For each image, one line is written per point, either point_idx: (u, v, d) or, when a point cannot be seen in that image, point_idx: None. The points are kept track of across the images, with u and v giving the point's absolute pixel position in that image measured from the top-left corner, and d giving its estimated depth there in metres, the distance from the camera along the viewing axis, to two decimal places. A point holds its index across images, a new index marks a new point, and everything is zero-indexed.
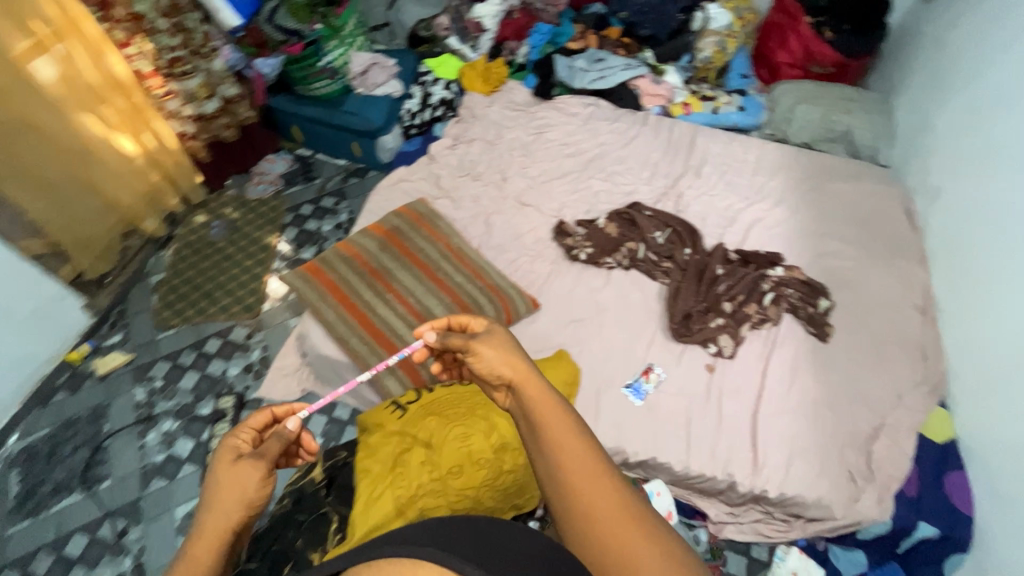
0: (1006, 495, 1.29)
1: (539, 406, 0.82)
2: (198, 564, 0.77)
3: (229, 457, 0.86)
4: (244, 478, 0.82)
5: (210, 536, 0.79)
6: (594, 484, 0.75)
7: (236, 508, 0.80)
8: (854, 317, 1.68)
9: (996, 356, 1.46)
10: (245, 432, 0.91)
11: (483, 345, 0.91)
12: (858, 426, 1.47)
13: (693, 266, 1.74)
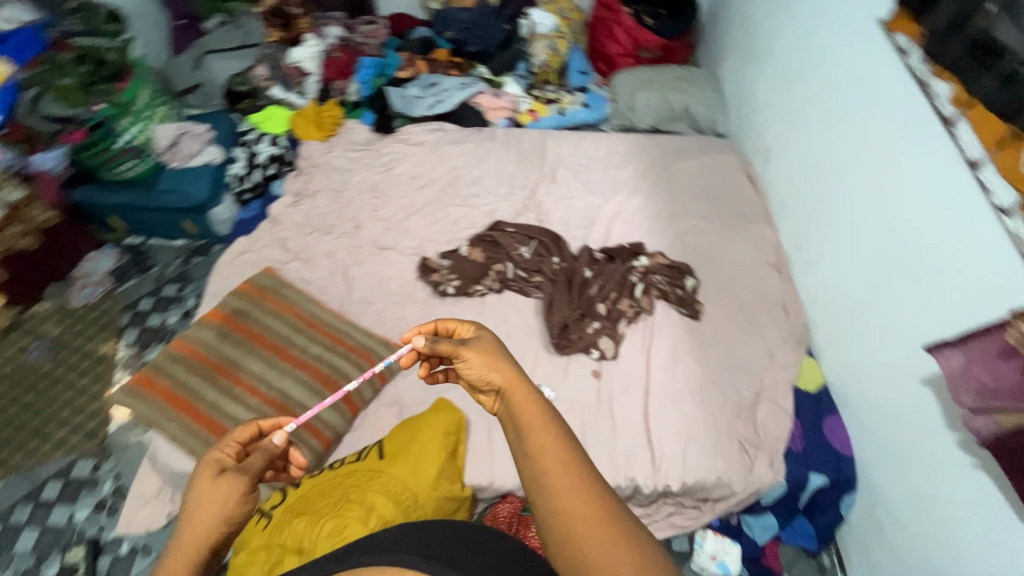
0: (871, 431, 1.37)
1: (524, 416, 0.75)
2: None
3: (208, 472, 0.83)
4: (220, 495, 0.80)
5: (185, 555, 0.76)
6: (580, 503, 0.66)
7: (214, 527, 0.77)
8: (719, 289, 1.74)
9: (842, 299, 1.53)
10: (228, 443, 0.88)
11: (469, 356, 0.85)
12: (741, 395, 1.53)
13: (561, 275, 1.74)
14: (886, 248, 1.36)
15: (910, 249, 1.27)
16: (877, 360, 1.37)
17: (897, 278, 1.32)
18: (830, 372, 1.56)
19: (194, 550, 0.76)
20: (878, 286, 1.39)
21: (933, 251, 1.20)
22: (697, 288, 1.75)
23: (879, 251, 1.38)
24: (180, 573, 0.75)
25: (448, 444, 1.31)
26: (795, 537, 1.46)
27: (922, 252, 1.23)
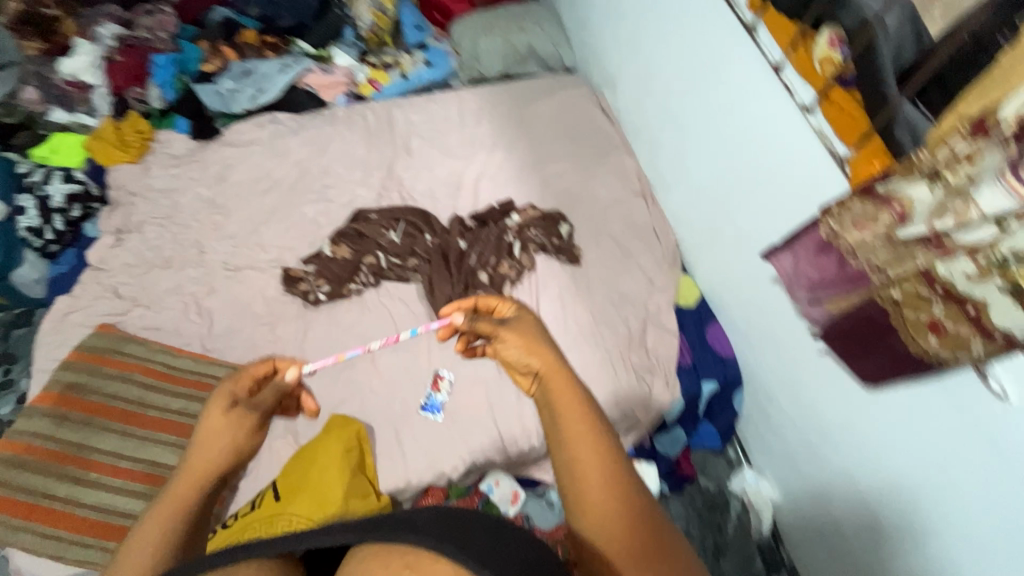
0: (745, 331, 1.49)
1: (558, 401, 0.71)
2: (178, 499, 0.72)
3: (215, 412, 0.81)
4: (223, 429, 0.79)
5: (192, 473, 0.75)
6: (605, 490, 0.64)
7: (221, 457, 0.77)
8: (593, 228, 1.76)
9: (703, 215, 1.60)
10: (239, 380, 0.87)
11: (508, 336, 0.80)
12: (631, 327, 1.57)
13: (435, 251, 1.68)
14: (726, 158, 1.42)
15: (746, 156, 1.33)
16: (739, 265, 1.47)
17: (739, 185, 1.39)
18: (704, 285, 1.65)
19: (192, 486, 0.73)
20: (728, 196, 1.45)
21: (761, 157, 1.27)
22: (573, 233, 1.74)
23: (725, 162, 1.43)
24: (174, 505, 0.71)
25: (348, 461, 1.25)
26: (703, 442, 1.57)
27: (755, 158, 1.30)
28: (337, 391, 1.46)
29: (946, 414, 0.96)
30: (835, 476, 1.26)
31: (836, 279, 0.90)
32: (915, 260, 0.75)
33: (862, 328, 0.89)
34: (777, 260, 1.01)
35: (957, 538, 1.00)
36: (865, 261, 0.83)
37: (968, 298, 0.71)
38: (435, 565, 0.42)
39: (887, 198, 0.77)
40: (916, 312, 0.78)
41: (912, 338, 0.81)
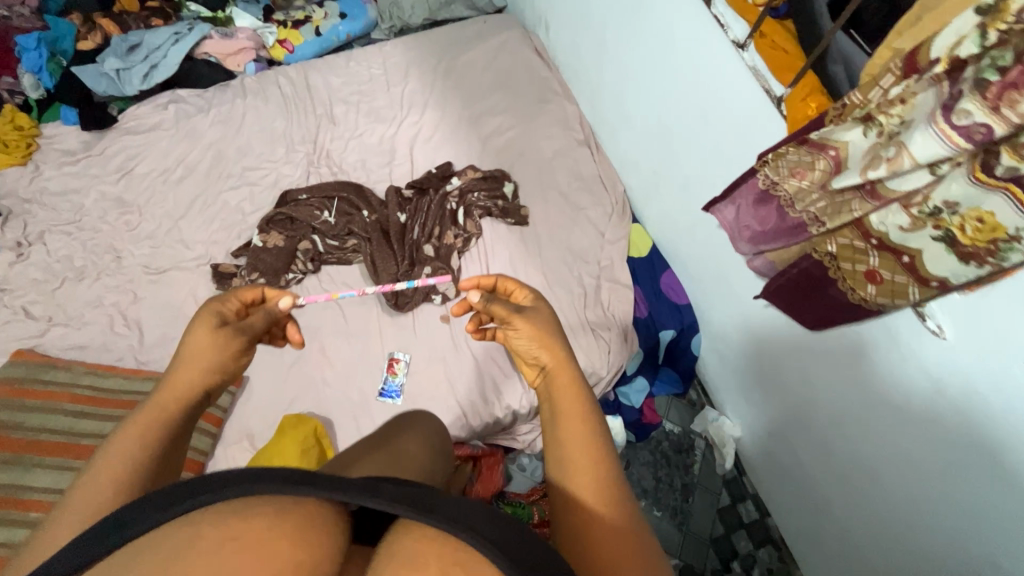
0: (698, 277, 1.47)
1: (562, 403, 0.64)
2: (164, 412, 0.62)
3: (205, 324, 0.72)
4: (213, 342, 0.70)
5: (179, 387, 0.65)
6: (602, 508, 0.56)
7: (209, 374, 0.68)
8: (538, 185, 1.68)
9: (648, 160, 1.54)
10: (230, 301, 0.79)
11: (521, 325, 0.75)
12: (585, 284, 1.54)
13: (374, 227, 1.58)
14: (666, 100, 1.34)
15: (682, 98, 1.27)
16: (687, 211, 1.43)
17: (682, 127, 1.32)
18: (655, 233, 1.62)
19: (178, 401, 0.63)
20: (671, 139, 1.39)
21: (697, 98, 1.21)
22: (516, 191, 1.67)
23: (665, 103, 1.35)
24: (157, 418, 0.61)
25: (310, 457, 1.23)
26: (665, 388, 1.59)
27: (692, 99, 1.23)
28: (289, 387, 1.40)
29: (891, 351, 0.98)
30: (792, 414, 1.30)
31: (776, 232, 0.87)
32: (851, 209, 0.72)
33: (801, 281, 0.88)
34: (719, 212, 0.97)
35: (904, 468, 1.04)
36: (803, 212, 0.80)
37: (900, 247, 0.70)
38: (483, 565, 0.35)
39: (821, 144, 0.73)
40: (852, 262, 0.77)
41: (849, 288, 0.80)
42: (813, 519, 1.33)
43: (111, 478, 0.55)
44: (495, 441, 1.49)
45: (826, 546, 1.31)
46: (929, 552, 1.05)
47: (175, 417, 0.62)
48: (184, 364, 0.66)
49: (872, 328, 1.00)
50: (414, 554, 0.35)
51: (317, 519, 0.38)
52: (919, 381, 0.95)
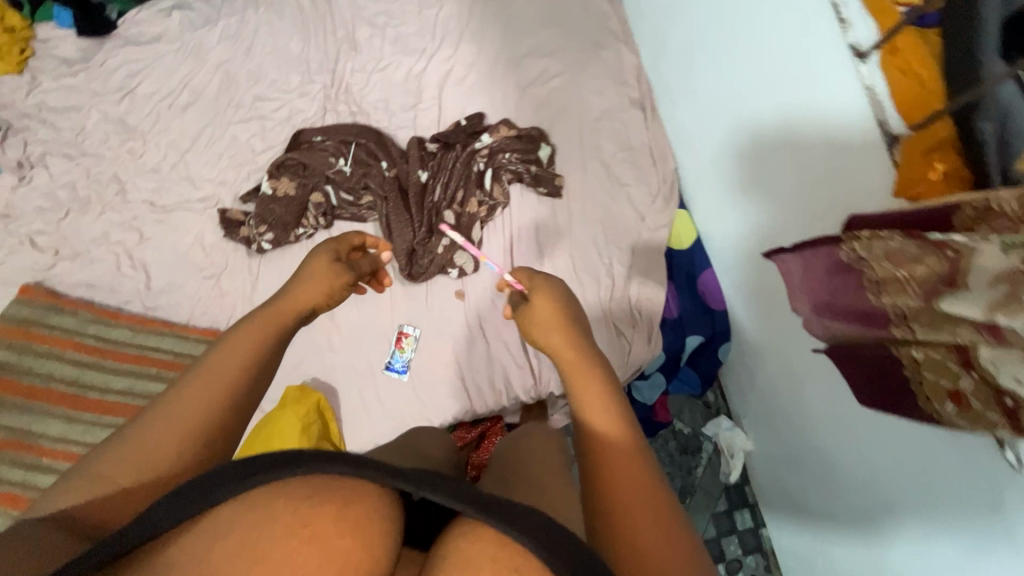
0: (741, 286, 1.32)
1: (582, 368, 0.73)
2: (274, 321, 0.71)
3: (323, 264, 0.81)
4: (326, 273, 0.81)
5: (290, 304, 0.75)
6: (629, 463, 0.61)
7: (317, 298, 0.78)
8: (578, 150, 1.49)
9: (708, 141, 1.33)
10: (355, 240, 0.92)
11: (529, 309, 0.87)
12: (615, 275, 1.41)
13: (392, 184, 1.44)
14: (744, 83, 1.11)
15: (761, 92, 1.04)
16: (743, 214, 1.24)
17: (755, 122, 1.10)
18: (701, 224, 1.44)
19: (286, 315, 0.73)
20: (740, 129, 1.18)
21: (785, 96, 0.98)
22: (553, 155, 1.48)
23: (741, 86, 1.13)
24: (266, 323, 0.70)
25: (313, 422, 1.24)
26: (682, 388, 1.51)
27: (779, 92, 1.01)
28: (295, 350, 1.37)
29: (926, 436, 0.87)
30: (811, 451, 1.20)
31: (852, 312, 0.72)
32: (962, 333, 0.58)
33: (879, 362, 0.71)
34: (785, 262, 0.80)
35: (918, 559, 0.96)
36: (891, 304, 0.65)
37: (1011, 392, 0.56)
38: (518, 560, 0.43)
39: (939, 242, 0.58)
40: (940, 380, 0.63)
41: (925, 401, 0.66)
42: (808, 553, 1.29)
43: (229, 374, 0.63)
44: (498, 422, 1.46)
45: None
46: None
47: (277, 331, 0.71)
48: (301, 289, 0.78)
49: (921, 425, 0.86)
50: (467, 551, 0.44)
51: (375, 512, 0.47)
52: (968, 491, 0.81)
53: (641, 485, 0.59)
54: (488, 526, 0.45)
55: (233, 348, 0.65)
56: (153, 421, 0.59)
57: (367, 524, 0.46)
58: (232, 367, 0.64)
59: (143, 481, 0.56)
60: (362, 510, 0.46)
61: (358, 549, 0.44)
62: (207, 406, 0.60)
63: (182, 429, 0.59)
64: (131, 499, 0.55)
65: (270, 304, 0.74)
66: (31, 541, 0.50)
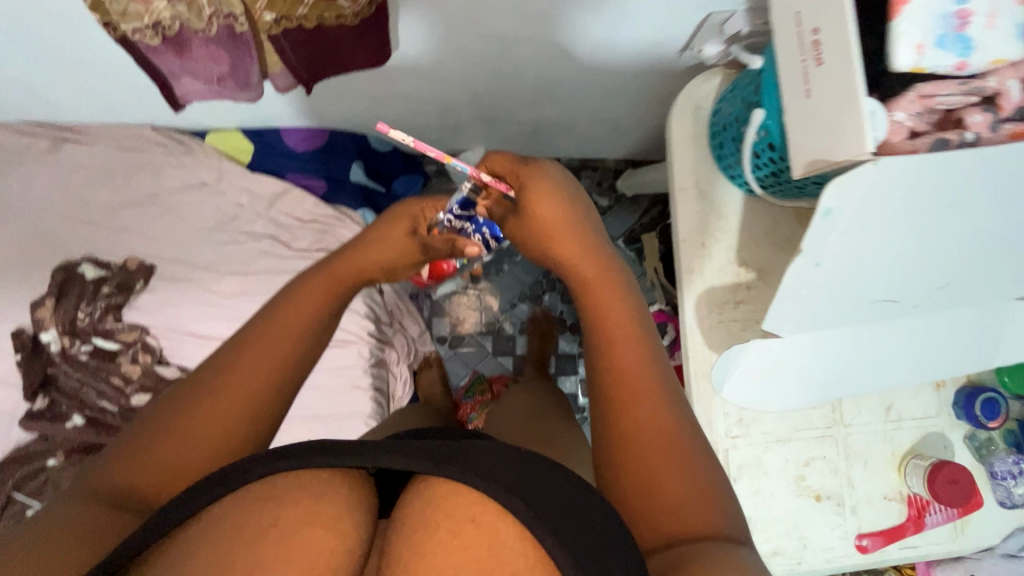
0: (308, 114, 1.24)
1: (613, 322, 0.65)
2: (313, 301, 0.67)
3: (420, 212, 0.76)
4: (392, 240, 0.74)
5: (342, 270, 0.70)
6: (647, 399, 0.61)
7: (381, 261, 0.73)
8: (104, 229, 1.26)
9: (96, 80, 1.08)
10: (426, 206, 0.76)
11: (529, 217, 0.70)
12: (264, 231, 1.30)
13: (78, 459, 1.20)
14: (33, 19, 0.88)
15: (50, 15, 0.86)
16: None
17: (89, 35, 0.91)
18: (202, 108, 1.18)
19: (343, 279, 0.70)
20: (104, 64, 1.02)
21: None
22: (98, 260, 1.25)
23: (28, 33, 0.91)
24: (317, 307, 0.66)
25: None
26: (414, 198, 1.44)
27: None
28: None
29: (463, 17, 0.87)
30: (491, 115, 1.25)
31: (230, 56, 0.65)
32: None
33: (306, 39, 0.64)
34: (184, 88, 0.71)
35: (563, 35, 0.92)
36: (173, 19, 0.58)
37: None
38: (491, 508, 0.43)
39: None
40: (301, 6, 0.59)
41: (334, 20, 0.61)
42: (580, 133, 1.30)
43: (284, 338, 0.63)
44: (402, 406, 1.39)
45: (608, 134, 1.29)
46: (642, 74, 1.02)
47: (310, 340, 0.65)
48: (369, 251, 0.72)
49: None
50: (426, 517, 0.43)
51: (340, 500, 0.45)
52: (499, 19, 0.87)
53: (657, 437, 0.59)
54: (469, 493, 0.43)
55: (391, 235, 0.74)
56: (209, 407, 0.57)
57: (342, 517, 0.44)
58: (286, 344, 0.63)
59: (231, 411, 0.58)
60: (329, 506, 0.44)
61: (323, 533, 0.42)
62: (256, 387, 0.59)
63: (257, 398, 0.59)
64: (221, 414, 0.57)
65: (345, 250, 0.72)
66: (201, 412, 0.57)
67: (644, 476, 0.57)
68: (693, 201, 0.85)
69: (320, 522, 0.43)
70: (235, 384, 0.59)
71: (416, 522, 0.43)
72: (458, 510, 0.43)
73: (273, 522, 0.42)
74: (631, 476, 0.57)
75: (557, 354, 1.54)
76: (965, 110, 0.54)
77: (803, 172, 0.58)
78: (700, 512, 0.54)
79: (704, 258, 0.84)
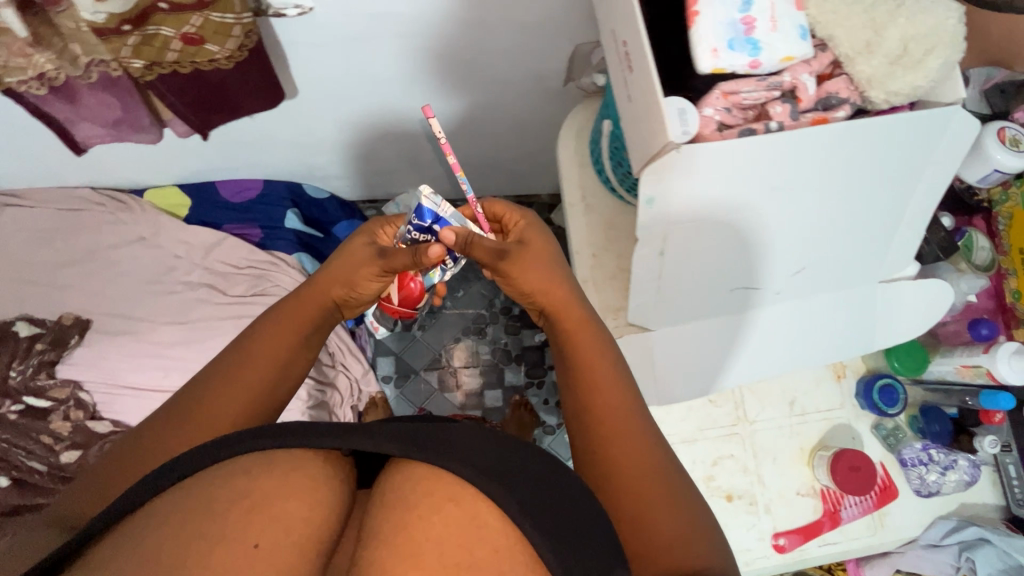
0: (242, 166, 1.31)
1: (592, 364, 0.62)
2: (275, 337, 0.62)
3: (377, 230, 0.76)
4: (355, 265, 0.69)
5: (302, 304, 0.66)
6: (631, 437, 0.58)
7: (344, 289, 0.68)
8: (40, 288, 1.28)
9: (29, 144, 1.14)
10: (386, 226, 0.77)
11: (515, 262, 0.68)
12: (201, 279, 1.33)
13: (1, 524, 1.15)
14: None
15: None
16: None
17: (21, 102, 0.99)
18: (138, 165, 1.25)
19: (306, 312, 0.65)
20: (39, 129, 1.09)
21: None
22: (33, 318, 1.26)
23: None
24: (281, 343, 0.62)
25: None
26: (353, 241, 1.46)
27: None
28: None
29: (361, 67, 0.96)
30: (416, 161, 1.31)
31: (115, 99, 0.70)
32: (71, 46, 0.61)
33: (185, 83, 0.68)
34: (82, 133, 0.76)
35: (456, 76, 1.00)
36: (54, 70, 0.63)
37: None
38: (477, 498, 0.40)
39: None
40: (171, 51, 0.63)
41: (209, 65, 0.66)
42: (503, 172, 1.36)
43: (249, 375, 0.58)
44: None
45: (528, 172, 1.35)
46: (538, 109, 1.10)
47: (275, 377, 0.60)
48: (335, 273, 0.68)
49: (270, 41, 0.86)
50: (408, 494, 0.40)
51: (320, 478, 0.42)
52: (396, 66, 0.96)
53: (644, 473, 0.56)
54: (451, 476, 0.40)
55: (354, 264, 0.69)
56: (172, 438, 0.55)
57: (321, 491, 0.41)
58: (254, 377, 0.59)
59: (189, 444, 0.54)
60: (309, 476, 0.42)
61: (297, 510, 0.39)
62: (220, 424, 0.55)
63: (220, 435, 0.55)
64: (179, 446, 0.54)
65: (309, 281, 0.68)
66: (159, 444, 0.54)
67: (638, 506, 0.54)
68: (580, 215, 0.89)
69: (298, 493, 0.40)
70: (201, 415, 0.56)
71: (394, 501, 0.40)
72: (439, 490, 0.40)
73: (245, 502, 0.39)
74: (624, 506, 0.55)
75: (504, 387, 1.54)
76: (769, 104, 0.61)
77: (638, 170, 0.59)
78: (691, 549, 0.52)
79: (593, 268, 0.87)
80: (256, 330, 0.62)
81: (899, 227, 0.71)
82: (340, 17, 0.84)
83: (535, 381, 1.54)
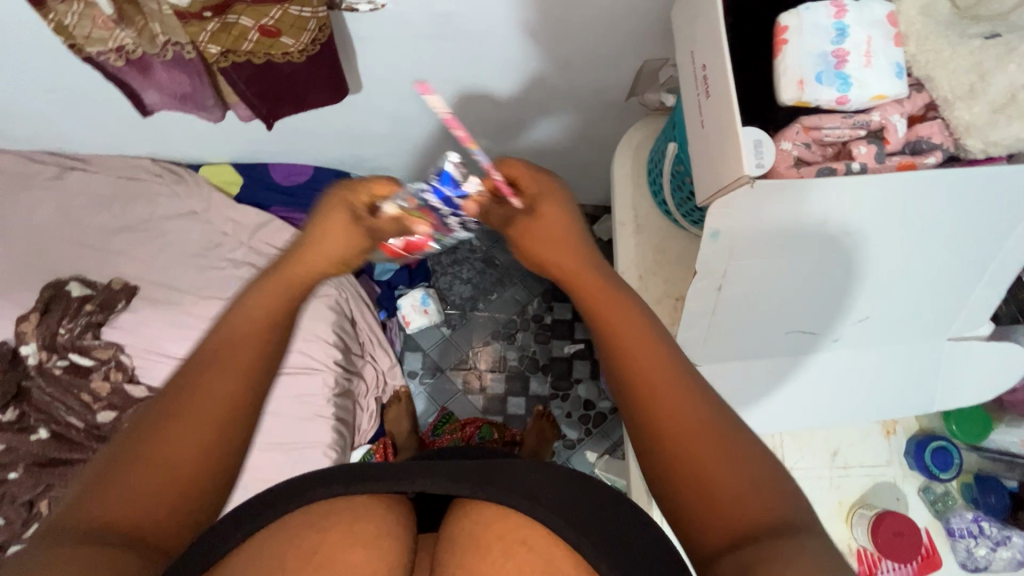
0: (295, 151, 1.33)
1: (623, 337, 0.56)
2: (260, 317, 0.56)
3: (353, 194, 0.61)
4: (341, 240, 0.61)
5: (286, 285, 0.59)
6: (680, 405, 0.51)
7: (330, 263, 0.61)
8: (96, 251, 1.33)
9: (102, 113, 1.19)
10: (356, 190, 0.61)
11: (533, 234, 0.64)
12: (245, 258, 1.35)
13: (38, 474, 1.21)
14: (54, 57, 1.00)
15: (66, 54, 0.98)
16: None
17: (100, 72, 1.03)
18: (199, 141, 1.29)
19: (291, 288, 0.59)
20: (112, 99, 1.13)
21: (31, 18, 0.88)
22: (85, 280, 1.31)
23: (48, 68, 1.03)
24: (270, 322, 0.56)
25: None
26: None
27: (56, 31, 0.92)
28: None
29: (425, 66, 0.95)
30: None
31: (188, 81, 0.71)
32: (156, 23, 0.63)
33: (256, 73, 0.69)
34: (151, 100, 0.76)
35: (516, 83, 0.99)
36: (135, 45, 0.66)
37: None
38: (547, 538, 0.41)
39: None
40: (247, 40, 0.64)
41: (282, 58, 0.66)
42: None
43: (232, 358, 0.52)
44: (365, 439, 1.39)
45: (576, 184, 1.33)
46: (596, 122, 1.08)
47: (262, 351, 0.55)
48: (320, 253, 0.60)
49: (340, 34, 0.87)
50: (473, 539, 0.40)
51: (383, 524, 0.42)
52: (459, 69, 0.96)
53: (698, 438, 0.49)
54: (517, 514, 0.42)
55: (341, 236, 0.61)
56: (156, 449, 0.47)
57: (384, 540, 0.41)
58: (236, 361, 0.52)
59: (178, 441, 0.47)
60: (371, 528, 0.42)
61: (366, 561, 0.40)
62: (204, 412, 0.49)
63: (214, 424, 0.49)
64: (165, 448, 0.47)
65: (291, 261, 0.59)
66: (140, 458, 0.46)
67: (696, 478, 0.48)
68: (630, 235, 0.87)
69: (361, 545, 0.40)
70: (185, 415, 0.48)
71: (464, 542, 0.41)
72: (507, 533, 0.40)
73: (314, 556, 0.39)
74: (682, 485, 0.49)
75: (528, 396, 1.52)
76: (853, 143, 0.57)
77: (706, 199, 0.58)
78: (759, 502, 0.46)
79: (639, 291, 0.84)
80: (234, 316, 0.55)
81: (979, 286, 0.66)
82: (411, 16, 0.84)
83: (559, 393, 1.52)
